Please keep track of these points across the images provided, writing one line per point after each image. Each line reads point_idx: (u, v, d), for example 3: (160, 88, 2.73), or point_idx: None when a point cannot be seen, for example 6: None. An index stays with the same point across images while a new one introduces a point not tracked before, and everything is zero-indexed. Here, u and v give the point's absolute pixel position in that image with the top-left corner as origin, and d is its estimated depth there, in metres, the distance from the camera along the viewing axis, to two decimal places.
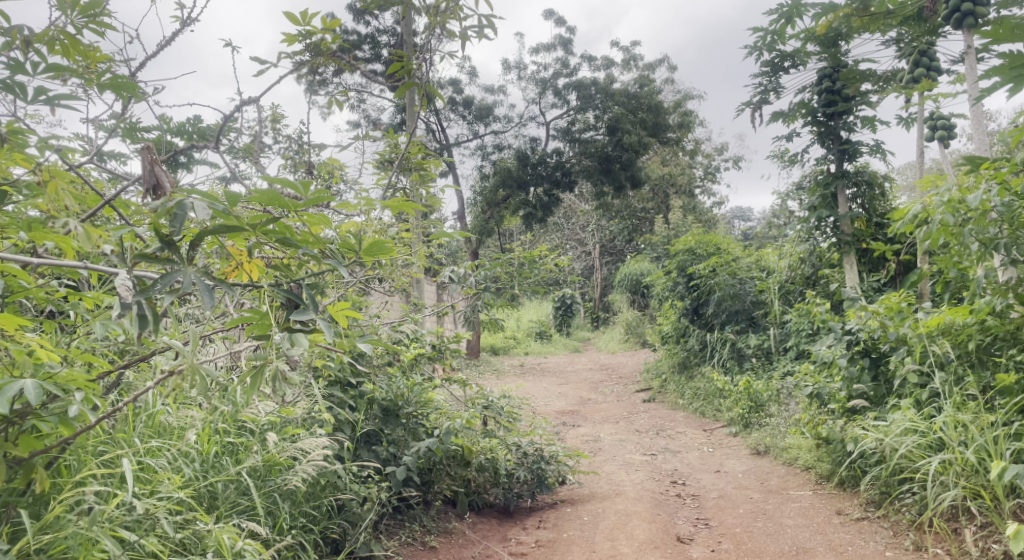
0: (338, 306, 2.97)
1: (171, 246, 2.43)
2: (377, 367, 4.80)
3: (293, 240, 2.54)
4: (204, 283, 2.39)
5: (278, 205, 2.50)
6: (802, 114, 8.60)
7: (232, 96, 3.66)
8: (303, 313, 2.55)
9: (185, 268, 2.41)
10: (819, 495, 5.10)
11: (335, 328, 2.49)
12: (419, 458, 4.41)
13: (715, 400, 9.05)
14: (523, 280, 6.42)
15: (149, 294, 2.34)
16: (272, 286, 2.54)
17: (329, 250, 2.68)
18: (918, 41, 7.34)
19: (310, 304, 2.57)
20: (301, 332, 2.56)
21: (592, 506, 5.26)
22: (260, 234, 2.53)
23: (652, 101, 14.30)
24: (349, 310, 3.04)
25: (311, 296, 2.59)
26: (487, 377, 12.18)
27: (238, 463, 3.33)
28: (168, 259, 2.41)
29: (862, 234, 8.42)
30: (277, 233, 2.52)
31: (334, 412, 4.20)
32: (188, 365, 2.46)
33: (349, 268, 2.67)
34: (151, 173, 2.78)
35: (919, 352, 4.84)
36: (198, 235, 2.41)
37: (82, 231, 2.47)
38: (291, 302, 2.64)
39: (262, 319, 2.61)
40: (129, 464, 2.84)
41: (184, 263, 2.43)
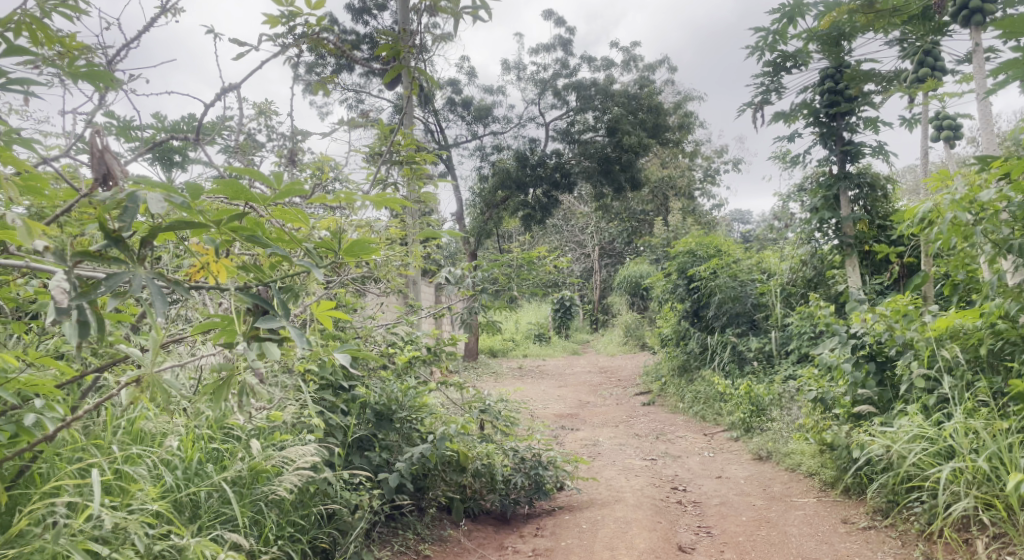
0: (322, 307, 2.79)
1: (117, 244, 2.34)
2: (370, 370, 4.67)
3: (262, 239, 2.45)
4: (154, 285, 2.31)
5: (243, 199, 2.41)
6: (804, 115, 8.49)
7: (218, 88, 3.52)
8: (271, 320, 2.46)
9: (136, 269, 2.33)
10: (824, 502, 4.98)
11: (307, 337, 2.40)
12: (413, 464, 4.28)
13: (715, 404, 8.93)
14: (520, 281, 6.30)
15: (91, 297, 2.29)
16: (240, 292, 2.45)
17: (304, 249, 2.58)
18: (923, 41, 7.24)
19: (280, 310, 2.48)
20: (271, 341, 2.52)
21: (591, 513, 5.13)
22: (225, 231, 2.44)
23: (652, 102, 14.18)
24: (336, 313, 2.87)
25: (282, 301, 2.49)
26: (484, 380, 12.04)
27: (223, 470, 3.21)
28: (115, 259, 2.34)
29: (865, 236, 8.32)
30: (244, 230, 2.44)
31: (325, 417, 4.08)
32: (147, 377, 2.42)
33: (324, 269, 2.56)
34: (100, 163, 2.61)
35: (927, 356, 4.72)
36: (150, 233, 2.32)
37: (21, 223, 2.27)
38: (258, 307, 2.55)
39: (227, 325, 2.51)
40: (103, 473, 2.72)
41: (134, 264, 2.35)
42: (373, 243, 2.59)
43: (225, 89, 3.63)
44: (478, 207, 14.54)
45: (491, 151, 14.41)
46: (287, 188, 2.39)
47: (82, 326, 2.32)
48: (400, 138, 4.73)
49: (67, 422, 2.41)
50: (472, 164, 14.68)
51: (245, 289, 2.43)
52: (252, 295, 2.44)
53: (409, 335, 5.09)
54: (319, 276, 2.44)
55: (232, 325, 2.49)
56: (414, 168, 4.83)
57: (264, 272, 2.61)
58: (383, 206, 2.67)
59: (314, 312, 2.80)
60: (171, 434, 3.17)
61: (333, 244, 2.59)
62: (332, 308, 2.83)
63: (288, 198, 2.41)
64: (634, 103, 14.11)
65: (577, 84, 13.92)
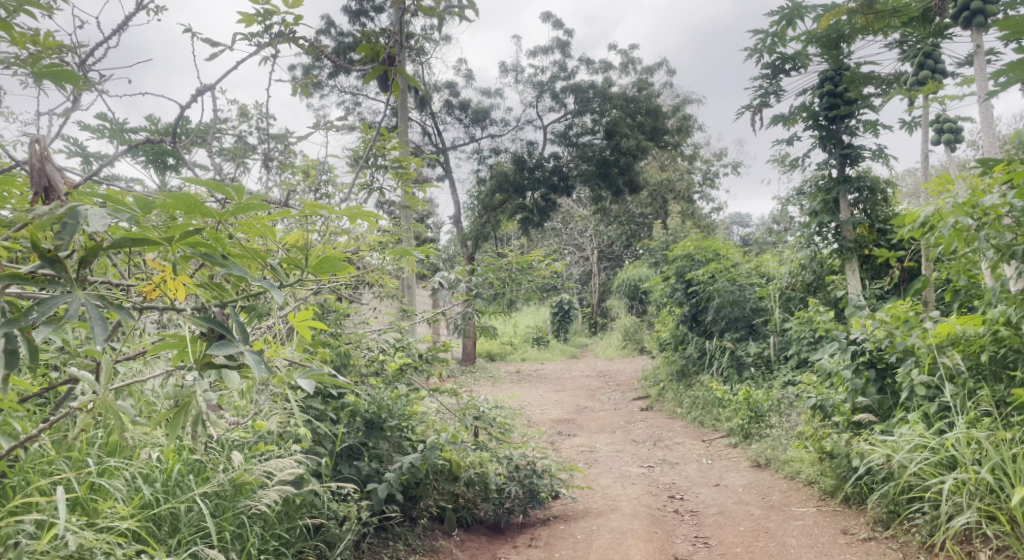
0: (298, 318, 2.75)
1: (53, 265, 2.23)
2: (359, 377, 4.58)
3: (218, 256, 2.33)
4: (94, 307, 2.19)
5: (198, 213, 2.32)
6: (803, 118, 8.41)
7: (196, 89, 3.42)
8: (228, 344, 2.37)
9: (73, 291, 2.21)
10: (823, 512, 4.89)
11: (265, 364, 2.32)
12: (403, 474, 4.19)
13: (714, 409, 8.84)
14: (514, 286, 6.21)
15: (22, 322, 2.15)
16: (195, 315, 2.35)
17: (269, 266, 2.47)
18: (923, 43, 7.19)
19: (237, 334, 2.39)
20: (228, 366, 2.44)
21: (586, 523, 5.04)
22: (179, 248, 2.33)
23: (651, 104, 14.08)
24: (314, 324, 2.80)
25: (240, 324, 2.41)
26: (482, 385, 11.96)
27: (204, 482, 3.12)
28: (50, 281, 2.21)
29: (865, 240, 8.24)
30: (197, 246, 2.33)
31: (313, 426, 3.99)
32: (99, 402, 2.33)
33: (287, 289, 2.44)
34: (41, 174, 2.64)
35: (928, 364, 4.64)
36: (90, 250, 2.21)
37: None
38: (215, 330, 2.45)
39: (181, 347, 2.46)
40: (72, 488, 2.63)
41: (71, 285, 2.24)
42: (342, 260, 2.53)
43: (204, 89, 3.54)
44: (475, 210, 14.45)
45: (489, 154, 14.39)
46: (245, 202, 2.31)
47: (11, 354, 2.17)
48: (390, 140, 4.65)
49: (20, 441, 2.33)
50: (469, 168, 14.63)
51: (200, 313, 2.34)
52: (207, 320, 2.35)
53: (400, 341, 5.00)
54: (278, 295, 2.35)
55: (188, 349, 2.40)
56: (404, 171, 4.74)
57: (225, 290, 2.52)
58: (369, 223, 2.61)
59: (291, 322, 2.75)
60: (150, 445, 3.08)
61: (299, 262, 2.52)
62: (309, 317, 2.77)
63: (246, 212, 2.33)
64: (632, 106, 14.02)
65: (575, 87, 13.84)
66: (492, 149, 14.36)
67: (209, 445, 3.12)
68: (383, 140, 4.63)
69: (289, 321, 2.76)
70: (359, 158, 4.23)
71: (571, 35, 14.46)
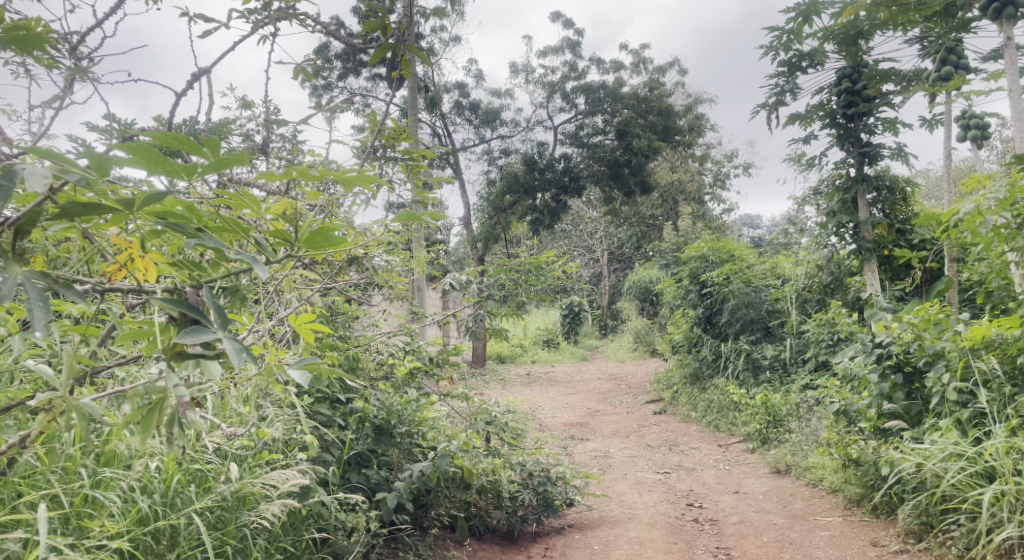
0: (298, 318, 2.57)
1: None
2: (368, 381, 4.43)
3: (188, 224, 2.15)
4: (33, 286, 2.06)
5: (165, 171, 2.13)
6: (820, 116, 8.22)
7: (192, 76, 3.24)
8: (205, 331, 2.17)
9: (13, 269, 2.06)
10: (849, 522, 4.72)
11: (243, 353, 2.12)
12: (414, 483, 4.03)
13: (729, 413, 8.65)
14: (526, 287, 6.05)
15: None
16: (165, 299, 2.16)
17: (249, 239, 2.28)
18: (945, 39, 6.94)
19: (215, 317, 2.18)
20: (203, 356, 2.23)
21: (603, 532, 4.87)
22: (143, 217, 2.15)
23: (663, 104, 13.83)
24: (316, 325, 2.61)
25: (218, 307, 2.19)
26: (492, 388, 11.80)
27: (205, 493, 2.97)
28: None
29: (884, 241, 8.03)
30: (164, 213, 2.15)
31: (321, 433, 3.84)
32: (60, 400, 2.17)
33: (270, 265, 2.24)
34: None
35: (961, 368, 4.49)
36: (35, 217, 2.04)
37: None
38: (189, 315, 2.26)
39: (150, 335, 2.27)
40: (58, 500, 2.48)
41: (11, 262, 2.08)
42: (338, 233, 2.26)
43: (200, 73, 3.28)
44: (485, 211, 14.29)
45: (499, 155, 14.28)
46: (221, 156, 2.13)
47: None
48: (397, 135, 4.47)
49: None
50: (479, 168, 14.49)
51: (171, 297, 2.14)
52: (179, 304, 2.14)
53: (409, 344, 4.83)
54: (258, 272, 2.17)
55: (158, 338, 2.22)
56: (413, 167, 4.55)
57: (204, 267, 2.31)
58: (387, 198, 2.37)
59: (291, 324, 2.58)
60: (151, 452, 2.94)
61: (289, 236, 2.29)
62: (311, 319, 2.59)
63: (218, 169, 2.14)
64: (643, 106, 13.77)
65: (586, 86, 13.68)
66: (503, 150, 14.22)
67: (207, 453, 2.96)
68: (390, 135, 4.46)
69: (290, 323, 2.58)
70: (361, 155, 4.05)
71: (581, 34, 14.32)
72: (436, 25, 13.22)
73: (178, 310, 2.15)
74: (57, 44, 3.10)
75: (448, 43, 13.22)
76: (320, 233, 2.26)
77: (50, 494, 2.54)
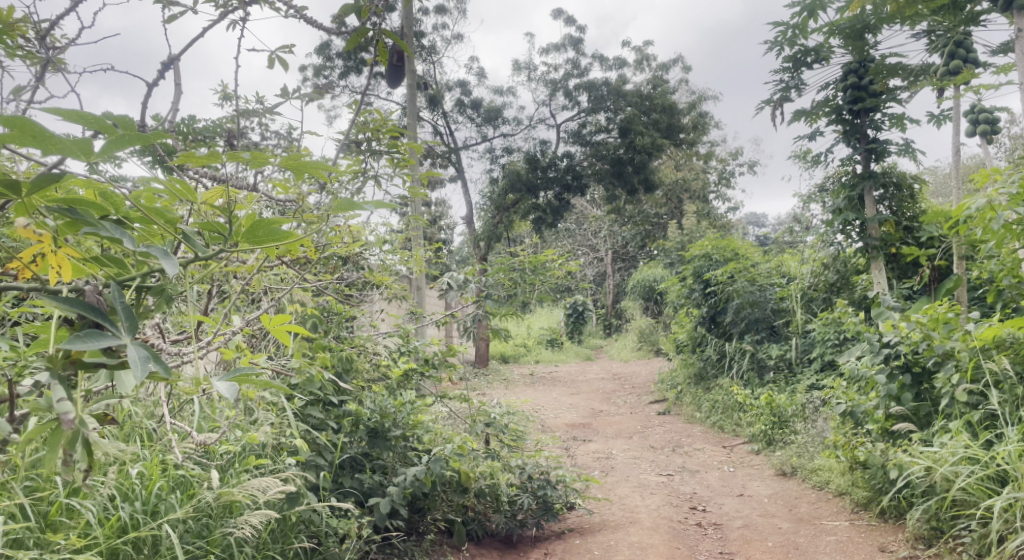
0: (271, 318, 2.33)
1: None
2: (362, 383, 4.32)
3: (90, 213, 1.81)
4: None
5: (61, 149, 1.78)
6: (826, 112, 8.08)
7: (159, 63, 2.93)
8: (107, 338, 1.78)
9: None
10: (856, 526, 4.61)
11: (146, 367, 1.74)
12: (408, 487, 3.92)
13: (734, 413, 8.53)
14: (527, 287, 5.93)
15: None
16: (58, 299, 1.77)
17: (172, 231, 1.94)
18: (953, 32, 6.76)
19: (121, 319, 1.82)
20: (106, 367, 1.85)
21: (603, 537, 4.75)
22: (38, 204, 1.80)
23: (666, 102, 13.68)
24: (291, 325, 2.36)
25: (126, 310, 1.82)
26: (495, 389, 11.70)
27: (190, 499, 2.87)
28: None
29: (892, 238, 7.87)
30: (63, 195, 1.81)
31: (312, 437, 3.72)
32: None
33: (189, 261, 1.90)
34: None
35: (971, 368, 4.37)
36: None
37: None
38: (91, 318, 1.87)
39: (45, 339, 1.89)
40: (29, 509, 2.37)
41: None
42: (283, 226, 1.95)
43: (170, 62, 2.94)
44: (487, 210, 14.19)
45: (501, 153, 14.17)
46: (126, 132, 1.82)
47: None
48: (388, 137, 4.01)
49: None
50: (482, 167, 14.40)
51: (68, 297, 1.77)
52: (76, 304, 1.77)
53: (404, 344, 4.72)
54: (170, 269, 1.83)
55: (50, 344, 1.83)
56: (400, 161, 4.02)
57: (123, 264, 1.91)
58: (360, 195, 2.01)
59: (265, 327, 2.33)
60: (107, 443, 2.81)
61: (228, 228, 1.99)
62: (288, 322, 2.37)
63: (117, 146, 1.81)
64: (647, 104, 13.63)
65: (588, 84, 13.56)
66: (505, 148, 14.11)
67: (191, 460, 2.84)
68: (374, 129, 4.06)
69: (264, 327, 2.37)
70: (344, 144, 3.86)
71: (584, 31, 14.21)
72: (437, 22, 13.13)
73: (77, 312, 1.78)
74: (30, 34, 2.94)
75: (450, 40, 13.14)
76: (260, 226, 1.94)
77: (23, 503, 2.44)
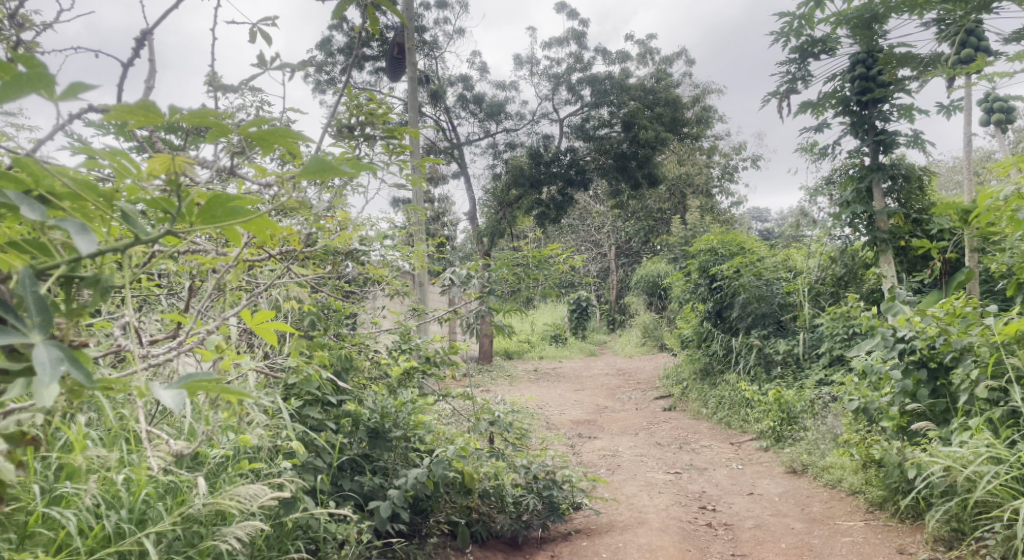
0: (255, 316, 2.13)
1: None
2: (362, 382, 4.19)
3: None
4: None
5: None
6: (833, 104, 7.93)
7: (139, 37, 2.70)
8: (10, 334, 1.57)
9: None
10: (872, 527, 4.49)
11: (55, 368, 1.54)
12: (409, 489, 3.79)
13: (741, 410, 8.41)
14: (530, 282, 5.79)
15: None
16: None
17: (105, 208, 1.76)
18: (965, 20, 6.61)
19: (32, 313, 1.62)
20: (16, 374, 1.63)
21: (611, 539, 4.62)
22: None
23: (670, 95, 13.50)
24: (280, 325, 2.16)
25: (36, 300, 1.63)
26: (499, 386, 11.60)
27: (179, 506, 2.75)
28: None
29: (901, 230, 7.73)
30: None
31: (309, 439, 3.59)
32: None
33: (109, 243, 1.68)
34: None
35: (992, 363, 4.23)
36: None
37: None
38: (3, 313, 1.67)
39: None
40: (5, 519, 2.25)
41: None
42: (243, 202, 1.79)
43: (147, 36, 2.70)
44: (491, 206, 14.08)
45: (504, 149, 14.06)
46: (23, 75, 1.59)
47: None
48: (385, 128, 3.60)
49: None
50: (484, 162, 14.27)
51: None
52: None
53: (404, 342, 4.59)
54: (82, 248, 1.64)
55: None
56: (397, 145, 3.67)
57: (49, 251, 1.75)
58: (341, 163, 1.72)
59: (249, 325, 2.13)
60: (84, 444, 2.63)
61: (173, 207, 1.78)
62: (271, 319, 2.16)
63: (12, 89, 1.62)
64: (650, 97, 13.42)
65: (591, 78, 13.42)
66: (507, 143, 14.00)
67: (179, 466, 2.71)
68: (369, 112, 3.69)
69: (247, 325, 2.17)
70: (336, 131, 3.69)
71: (585, 25, 14.05)
72: (438, 16, 12.97)
73: None
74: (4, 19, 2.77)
75: (451, 35, 13.01)
76: (216, 205, 1.77)
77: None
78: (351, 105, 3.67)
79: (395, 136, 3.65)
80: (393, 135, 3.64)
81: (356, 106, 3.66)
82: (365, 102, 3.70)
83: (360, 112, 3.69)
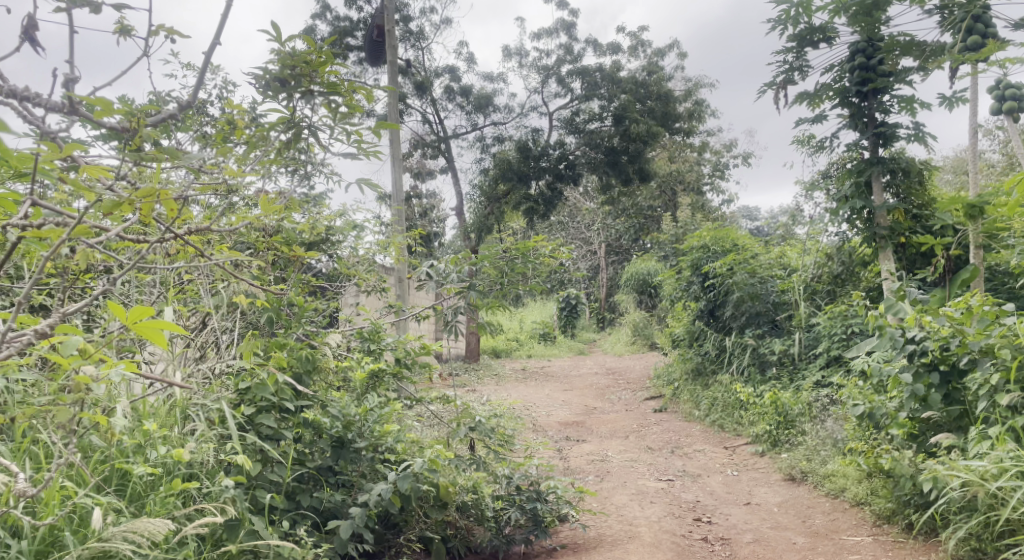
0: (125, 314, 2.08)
1: None
2: (325, 388, 3.80)
3: None
4: None
5: None
6: (831, 95, 7.56)
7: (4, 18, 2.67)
8: None
9: None
10: (882, 546, 4.18)
11: None
12: (376, 505, 3.41)
13: (735, 412, 8.08)
14: (514, 277, 5.37)
15: None
16: None
17: None
18: (971, 5, 6.23)
19: None
20: None
21: (600, 555, 4.25)
22: None
23: (662, 88, 13.20)
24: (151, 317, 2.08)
25: None
26: (484, 386, 11.23)
27: (91, 536, 2.47)
28: None
29: (901, 227, 7.26)
30: None
31: (262, 454, 3.22)
32: None
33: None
34: None
35: (1016, 368, 3.89)
36: None
37: None
38: None
39: None
40: None
41: None
42: None
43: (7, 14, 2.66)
44: (477, 201, 13.71)
45: (492, 143, 13.72)
46: None
47: None
48: (325, 78, 3.33)
49: None
50: (471, 157, 13.95)
51: None
52: None
53: (373, 341, 4.21)
54: None
55: None
56: (341, 103, 3.41)
57: None
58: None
59: (125, 325, 2.09)
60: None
61: None
62: (151, 315, 2.07)
63: None
64: (642, 91, 13.18)
65: (581, 70, 13.06)
66: (496, 137, 13.64)
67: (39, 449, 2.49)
68: (305, 63, 3.34)
69: (124, 323, 2.10)
70: (266, 85, 3.34)
71: (576, 16, 13.69)
72: (425, 6, 12.60)
73: None
74: None
75: (438, 25, 12.65)
76: None
77: None
78: (282, 57, 3.31)
79: (339, 93, 3.41)
80: (337, 90, 3.39)
81: (290, 57, 3.32)
82: (301, 53, 3.35)
83: (293, 63, 3.36)
